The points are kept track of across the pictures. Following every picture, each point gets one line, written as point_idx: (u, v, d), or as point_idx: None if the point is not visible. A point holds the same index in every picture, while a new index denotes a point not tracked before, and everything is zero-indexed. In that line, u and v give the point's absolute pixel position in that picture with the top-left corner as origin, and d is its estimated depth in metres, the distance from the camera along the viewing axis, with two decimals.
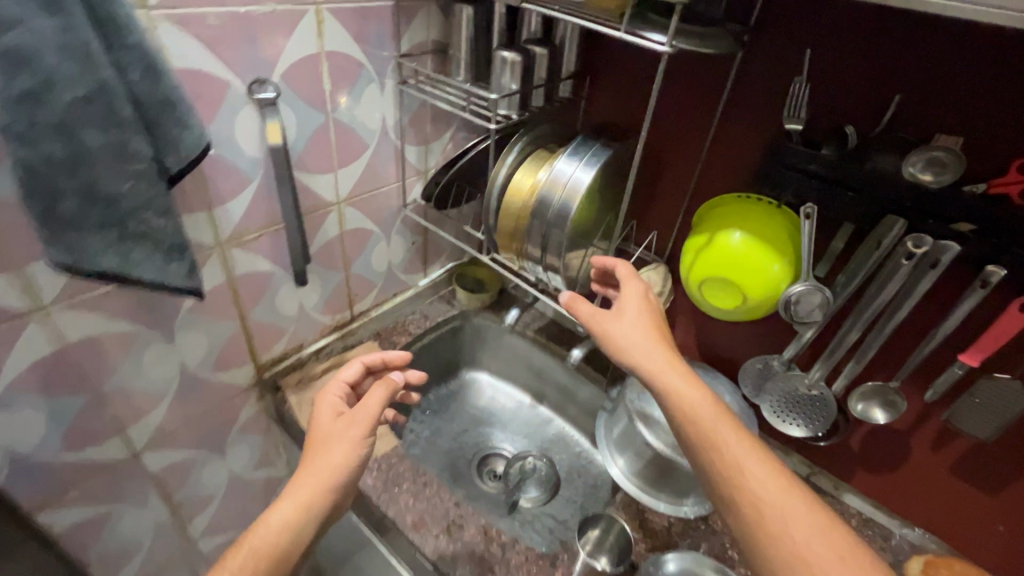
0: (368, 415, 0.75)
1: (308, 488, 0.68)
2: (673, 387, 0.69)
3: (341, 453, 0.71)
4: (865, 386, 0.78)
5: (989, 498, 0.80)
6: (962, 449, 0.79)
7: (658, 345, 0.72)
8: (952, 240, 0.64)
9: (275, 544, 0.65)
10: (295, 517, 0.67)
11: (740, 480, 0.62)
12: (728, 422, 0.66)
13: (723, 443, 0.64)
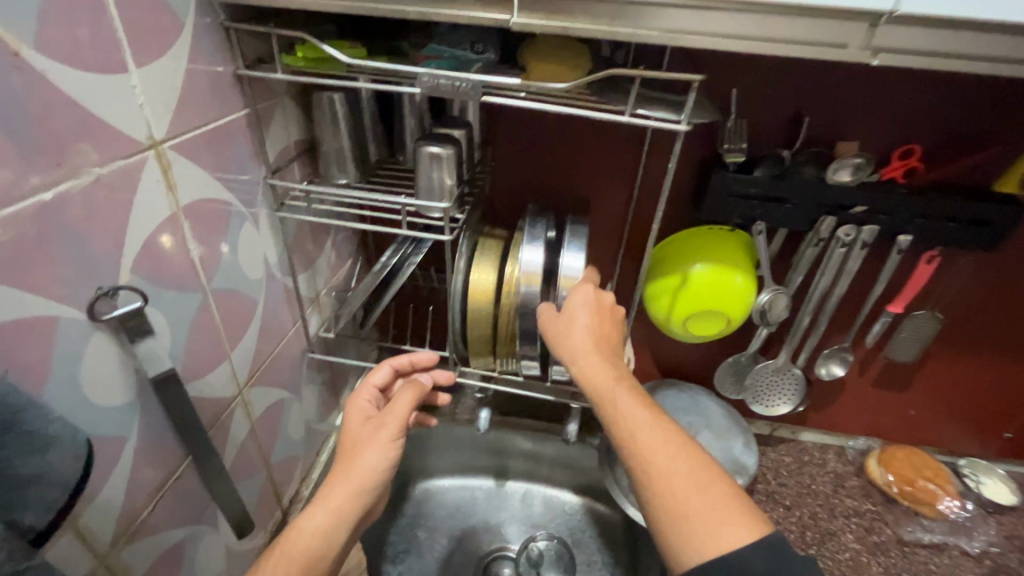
0: (400, 414, 0.62)
1: (340, 494, 0.56)
2: (580, 359, 0.60)
3: (373, 458, 0.58)
4: (825, 352, 0.91)
5: (903, 396, 1.02)
6: (883, 371, 0.99)
7: (580, 330, 0.62)
8: (872, 223, 0.76)
9: (313, 554, 0.52)
10: (330, 524, 0.54)
11: (637, 442, 0.53)
12: (630, 394, 0.57)
13: (623, 411, 0.55)
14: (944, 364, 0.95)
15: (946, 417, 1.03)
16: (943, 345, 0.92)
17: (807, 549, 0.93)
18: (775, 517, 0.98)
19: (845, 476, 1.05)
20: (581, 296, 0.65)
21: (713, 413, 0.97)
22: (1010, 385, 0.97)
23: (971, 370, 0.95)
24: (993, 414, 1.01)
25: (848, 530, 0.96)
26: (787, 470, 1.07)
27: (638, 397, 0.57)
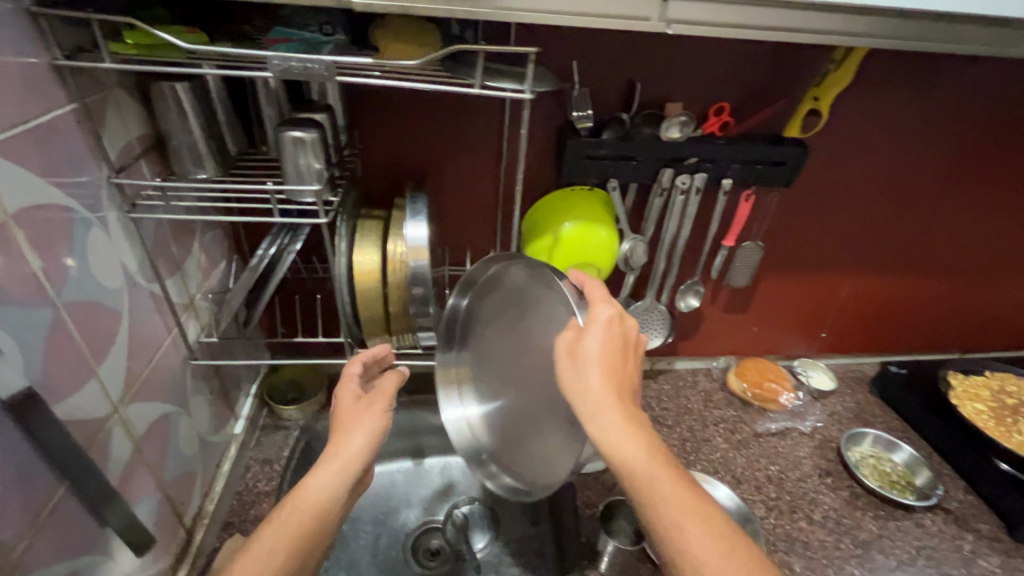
0: (385, 393, 0.68)
1: (336, 465, 0.61)
2: (606, 428, 0.52)
3: (364, 434, 0.63)
4: (682, 287, 1.06)
5: (747, 314, 1.22)
6: (729, 296, 1.17)
7: (598, 378, 0.53)
8: (702, 172, 0.89)
9: (315, 513, 0.58)
10: (334, 481, 0.60)
11: (673, 536, 0.50)
12: (665, 471, 0.51)
13: (660, 498, 0.50)
14: (772, 280, 1.16)
15: (779, 327, 1.26)
16: (768, 266, 1.12)
17: (688, 457, 1.08)
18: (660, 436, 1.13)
19: (712, 391, 1.24)
20: (599, 330, 0.55)
21: None
22: (817, 293, 1.21)
23: (791, 283, 1.17)
24: (810, 319, 1.26)
25: (718, 434, 1.14)
26: (668, 396, 1.23)
27: (671, 474, 0.51)
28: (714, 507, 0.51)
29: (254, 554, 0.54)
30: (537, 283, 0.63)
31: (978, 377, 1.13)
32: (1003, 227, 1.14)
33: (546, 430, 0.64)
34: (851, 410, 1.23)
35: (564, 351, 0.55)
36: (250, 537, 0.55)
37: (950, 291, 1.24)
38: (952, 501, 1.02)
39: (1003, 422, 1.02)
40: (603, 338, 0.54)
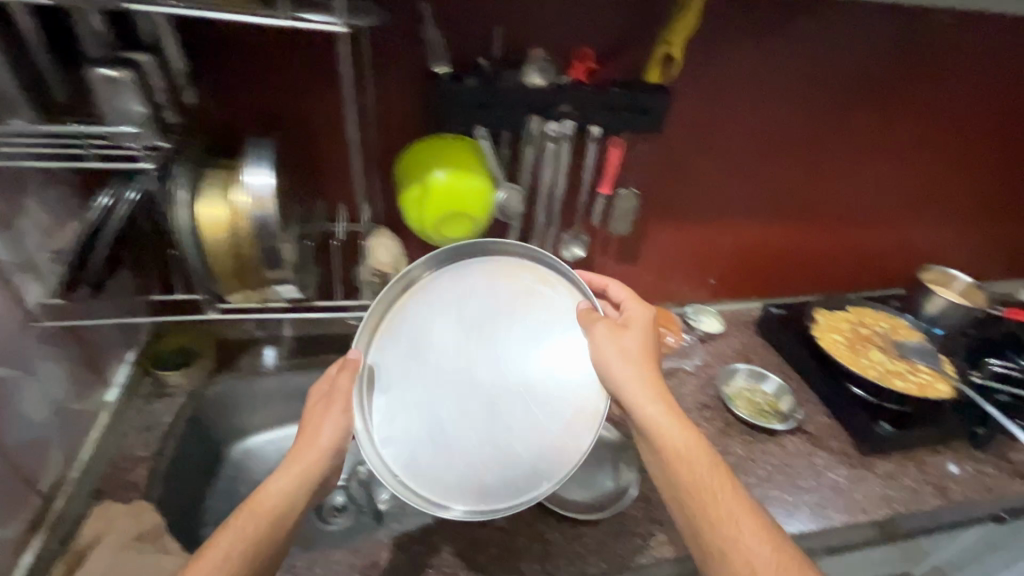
0: (343, 393, 0.76)
1: (297, 468, 0.71)
2: (642, 401, 0.72)
3: (325, 435, 0.73)
4: (565, 236, 1.08)
5: (640, 263, 1.26)
6: (619, 246, 1.20)
7: (625, 364, 0.73)
8: (569, 118, 0.90)
9: (272, 510, 0.66)
10: (291, 484, 0.69)
11: (695, 483, 0.69)
12: (689, 435, 0.71)
13: (684, 452, 0.70)
14: (663, 228, 1.19)
15: (673, 275, 1.31)
16: (655, 213, 1.16)
17: None
18: None
19: None
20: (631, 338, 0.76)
21: None
22: (704, 243, 1.26)
23: (681, 231, 1.21)
24: (700, 268, 1.31)
25: None
26: None
27: (690, 436, 0.72)
28: (718, 464, 0.71)
29: (222, 547, 0.62)
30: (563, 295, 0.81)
31: (841, 312, 1.24)
32: (867, 173, 1.22)
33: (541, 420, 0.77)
34: (736, 350, 1.31)
35: (601, 330, 0.75)
36: (206, 543, 0.62)
37: (826, 238, 1.33)
38: (812, 424, 1.12)
39: (855, 350, 1.14)
40: (639, 340, 0.76)
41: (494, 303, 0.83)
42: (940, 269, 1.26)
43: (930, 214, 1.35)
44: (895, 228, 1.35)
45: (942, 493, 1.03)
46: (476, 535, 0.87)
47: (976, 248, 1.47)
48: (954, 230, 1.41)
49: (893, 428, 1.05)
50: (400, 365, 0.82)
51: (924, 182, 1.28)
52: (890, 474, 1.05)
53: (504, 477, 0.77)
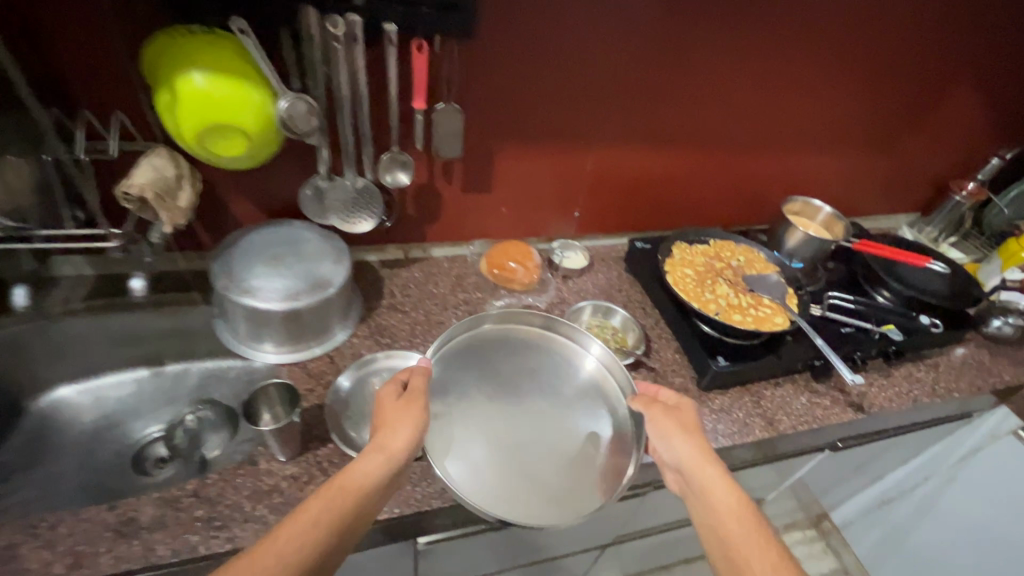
0: (421, 395, 0.82)
1: (380, 455, 0.75)
2: (711, 481, 0.81)
3: (405, 432, 0.77)
4: (383, 160, 0.96)
5: (492, 193, 1.16)
6: (462, 173, 1.10)
7: (698, 440, 0.85)
8: (353, 13, 0.77)
9: (356, 487, 0.72)
10: (368, 477, 0.73)
11: (732, 526, 0.77)
12: (729, 493, 0.80)
13: (728, 507, 0.79)
14: (513, 151, 1.09)
15: (533, 207, 1.22)
16: (497, 134, 1.05)
17: (413, 339, 1.07)
18: (391, 322, 1.09)
19: (463, 276, 1.21)
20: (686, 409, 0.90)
21: (307, 243, 0.99)
22: (564, 174, 1.18)
23: (532, 155, 1.11)
24: (563, 202, 1.23)
25: (454, 317, 1.12)
26: (414, 284, 1.19)
27: (734, 494, 0.80)
28: (756, 518, 0.78)
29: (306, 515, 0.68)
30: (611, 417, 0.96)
31: (699, 247, 1.18)
32: (737, 100, 1.15)
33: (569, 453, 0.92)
34: (599, 287, 1.26)
35: (656, 410, 0.89)
36: (290, 513, 0.67)
37: (698, 170, 1.27)
38: (655, 360, 1.10)
39: (701, 284, 1.08)
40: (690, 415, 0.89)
41: (563, 380, 1.00)
42: (804, 201, 1.23)
43: (804, 144, 1.30)
44: (769, 159, 1.30)
45: (772, 426, 1.03)
46: (260, 484, 0.80)
47: (853, 181, 1.45)
48: (830, 161, 1.37)
49: (728, 362, 1.01)
50: (467, 398, 0.94)
51: (798, 110, 1.22)
52: (724, 408, 1.04)
53: (544, 497, 0.86)
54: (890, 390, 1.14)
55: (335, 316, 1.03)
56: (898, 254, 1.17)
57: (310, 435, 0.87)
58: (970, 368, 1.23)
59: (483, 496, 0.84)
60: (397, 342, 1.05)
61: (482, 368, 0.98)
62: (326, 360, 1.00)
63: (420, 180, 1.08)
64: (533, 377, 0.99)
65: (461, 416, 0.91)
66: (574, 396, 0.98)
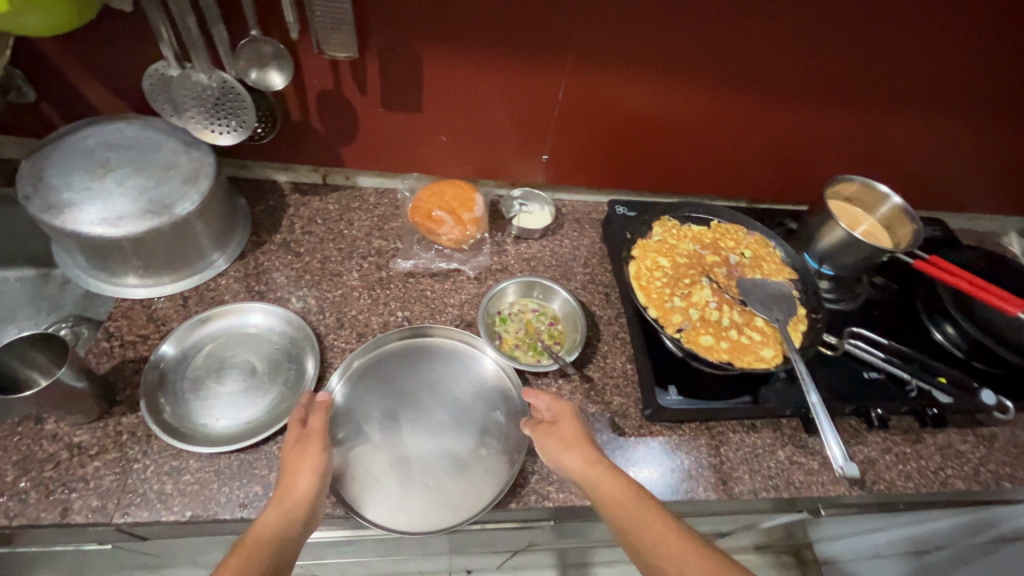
0: (320, 432, 0.65)
1: (286, 503, 0.59)
2: (600, 480, 0.64)
3: (306, 473, 0.61)
4: (240, 48, 0.69)
5: (426, 116, 0.88)
6: (381, 82, 0.82)
7: (574, 440, 0.68)
8: None
9: (265, 542, 0.57)
10: (277, 523, 0.58)
11: (659, 555, 0.58)
12: (632, 510, 0.61)
13: (639, 526, 0.60)
14: (450, 57, 0.80)
15: (486, 140, 0.93)
16: (423, 29, 0.76)
17: (295, 290, 0.86)
18: (275, 265, 0.88)
19: (387, 218, 0.97)
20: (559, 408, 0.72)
21: (160, 149, 0.76)
22: (527, 103, 0.88)
23: (479, 66, 0.81)
24: (528, 138, 0.94)
25: (356, 270, 0.90)
26: (323, 219, 0.96)
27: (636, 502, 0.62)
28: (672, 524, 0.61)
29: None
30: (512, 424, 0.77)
31: (694, 227, 0.86)
32: (785, 14, 0.79)
33: (455, 443, 0.74)
34: (558, 258, 0.98)
35: (539, 431, 0.70)
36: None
37: (718, 115, 0.94)
38: (595, 368, 0.85)
39: (673, 283, 0.78)
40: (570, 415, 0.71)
41: (459, 367, 0.81)
42: (863, 184, 0.85)
43: (880, 95, 0.93)
44: (823, 110, 0.95)
45: (726, 484, 0.77)
46: (37, 449, 0.66)
47: (943, 157, 1.06)
48: (917, 124, 0.99)
49: (681, 397, 0.74)
50: (359, 382, 0.77)
51: (880, 42, 0.84)
52: (667, 448, 0.79)
53: (433, 495, 0.70)
54: (911, 462, 0.84)
55: (202, 246, 0.82)
56: (977, 287, 0.84)
57: (121, 395, 0.71)
58: None
59: (358, 493, 0.69)
60: (273, 292, 0.85)
61: (382, 350, 0.81)
62: (177, 303, 0.82)
63: (320, 84, 0.81)
64: (443, 364, 0.81)
65: (349, 399, 0.76)
66: (475, 393, 0.79)
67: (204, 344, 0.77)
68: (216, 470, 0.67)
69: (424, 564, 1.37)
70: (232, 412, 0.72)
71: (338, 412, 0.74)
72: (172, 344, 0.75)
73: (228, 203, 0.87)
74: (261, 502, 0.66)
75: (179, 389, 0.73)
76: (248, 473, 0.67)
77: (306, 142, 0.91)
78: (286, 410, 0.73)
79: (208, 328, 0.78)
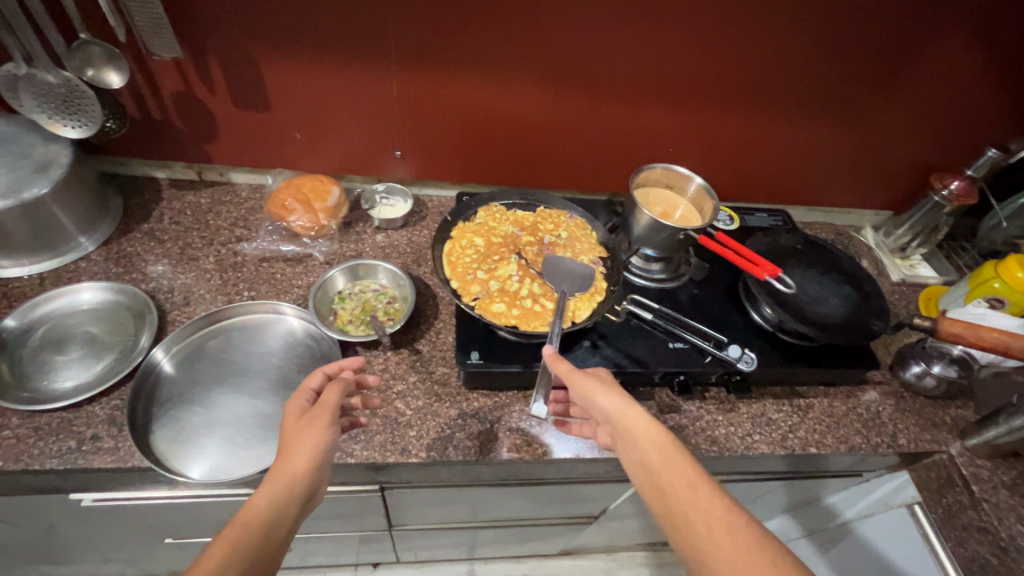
0: (328, 408, 0.66)
1: (282, 478, 0.60)
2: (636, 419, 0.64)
3: (306, 450, 0.62)
4: (76, 48, 0.80)
5: (280, 115, 0.97)
6: (227, 83, 0.91)
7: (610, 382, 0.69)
8: None
9: (259, 522, 0.57)
10: (276, 497, 0.59)
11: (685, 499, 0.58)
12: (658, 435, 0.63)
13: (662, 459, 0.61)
14: (289, 62, 0.89)
15: (341, 137, 1.02)
16: (256, 35, 0.85)
17: (152, 272, 0.93)
18: (137, 250, 0.96)
19: (255, 210, 1.05)
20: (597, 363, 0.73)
21: (16, 143, 0.85)
22: (368, 102, 0.97)
23: (317, 68, 0.91)
24: (379, 135, 1.02)
25: (213, 255, 0.97)
26: (193, 211, 1.03)
27: (650, 425, 0.64)
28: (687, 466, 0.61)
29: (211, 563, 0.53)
30: None
31: (517, 212, 0.94)
32: (584, 19, 0.89)
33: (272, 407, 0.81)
34: (412, 246, 1.05)
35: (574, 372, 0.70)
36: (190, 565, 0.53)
37: (555, 113, 1.03)
38: (425, 343, 0.91)
39: (482, 259, 0.85)
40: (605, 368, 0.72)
41: (290, 341, 0.88)
42: (666, 169, 0.94)
43: (699, 93, 1.02)
44: (651, 108, 1.04)
45: (533, 446, 0.83)
46: None
47: (779, 152, 1.15)
48: (744, 120, 1.08)
49: (481, 360, 0.80)
50: (194, 354, 0.84)
51: (681, 43, 0.94)
52: (479, 413, 0.85)
53: (239, 452, 0.76)
54: (720, 429, 0.89)
55: (65, 229, 0.90)
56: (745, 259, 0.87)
57: None
58: (855, 419, 0.95)
59: (168, 448, 0.75)
60: (129, 274, 0.92)
61: (221, 325, 0.88)
62: (35, 282, 0.89)
63: (171, 85, 0.90)
64: (277, 336, 0.88)
65: (179, 368, 0.82)
66: (302, 362, 0.86)
67: (45, 320, 0.84)
68: (35, 427, 0.74)
69: (327, 546, 1.42)
70: (66, 373, 0.80)
71: (165, 379, 0.81)
72: (16, 317, 0.82)
73: (97, 193, 0.95)
74: (72, 454, 0.72)
75: (12, 360, 0.79)
76: (66, 429, 0.74)
77: (171, 140, 1.00)
78: (115, 373, 0.80)
79: (49, 306, 0.85)
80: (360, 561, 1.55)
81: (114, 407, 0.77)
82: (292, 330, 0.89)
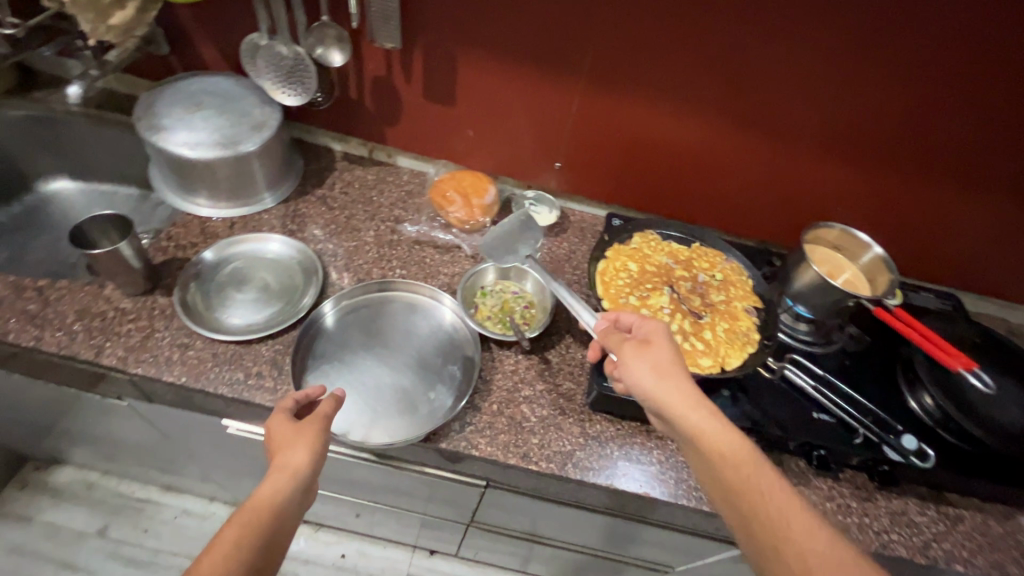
0: (322, 417, 0.67)
1: (282, 474, 0.61)
2: (698, 411, 0.63)
3: (304, 446, 0.64)
4: (313, 29, 0.91)
5: (457, 111, 1.02)
6: (422, 75, 0.98)
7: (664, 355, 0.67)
8: None
9: (265, 514, 0.58)
10: (277, 494, 0.60)
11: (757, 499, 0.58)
12: (721, 427, 0.62)
13: (729, 452, 0.61)
14: (481, 64, 0.94)
15: (502, 140, 1.06)
16: (461, 36, 0.91)
17: (320, 236, 1.01)
18: (309, 212, 1.05)
19: (413, 194, 1.11)
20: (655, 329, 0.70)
21: (238, 101, 0.95)
22: (541, 112, 0.99)
23: (500, 73, 0.95)
24: (542, 144, 1.05)
25: (373, 229, 1.04)
26: (360, 185, 1.11)
27: (731, 434, 0.62)
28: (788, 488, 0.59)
29: (218, 552, 0.54)
30: (467, 381, 0.86)
31: (673, 244, 0.93)
32: (779, 63, 0.86)
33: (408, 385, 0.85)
34: (553, 256, 1.06)
35: (626, 348, 0.69)
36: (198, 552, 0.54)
37: (721, 150, 1.01)
38: (555, 353, 0.92)
39: (634, 284, 0.86)
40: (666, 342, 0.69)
41: (433, 326, 0.92)
42: (843, 231, 0.90)
43: (885, 156, 0.95)
44: (825, 162, 0.98)
45: (651, 485, 0.80)
46: (94, 305, 0.86)
47: (961, 232, 1.04)
48: (929, 190, 0.99)
49: None
50: (349, 321, 0.90)
51: (877, 100, 0.88)
52: (599, 437, 0.84)
53: (376, 420, 0.81)
54: (853, 516, 0.82)
55: (258, 183, 1.00)
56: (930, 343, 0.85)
57: (162, 280, 0.90)
58: (1014, 545, 0.84)
59: None
60: (301, 233, 1.01)
61: (374, 300, 0.93)
62: (226, 224, 1.00)
63: (375, 69, 0.98)
64: (423, 318, 0.92)
65: (334, 332, 0.88)
66: (440, 349, 0.89)
67: (231, 261, 0.94)
68: (213, 352, 0.82)
69: (395, 521, 1.46)
70: (242, 311, 0.88)
71: (325, 337, 0.88)
72: (211, 252, 0.93)
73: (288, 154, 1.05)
74: (239, 385, 0.80)
75: (202, 290, 0.90)
76: (238, 361, 0.82)
77: (358, 119, 1.08)
78: (281, 320, 0.87)
79: (237, 249, 0.95)
80: (419, 544, 1.59)
81: (278, 350, 0.84)
82: (436, 316, 0.93)
